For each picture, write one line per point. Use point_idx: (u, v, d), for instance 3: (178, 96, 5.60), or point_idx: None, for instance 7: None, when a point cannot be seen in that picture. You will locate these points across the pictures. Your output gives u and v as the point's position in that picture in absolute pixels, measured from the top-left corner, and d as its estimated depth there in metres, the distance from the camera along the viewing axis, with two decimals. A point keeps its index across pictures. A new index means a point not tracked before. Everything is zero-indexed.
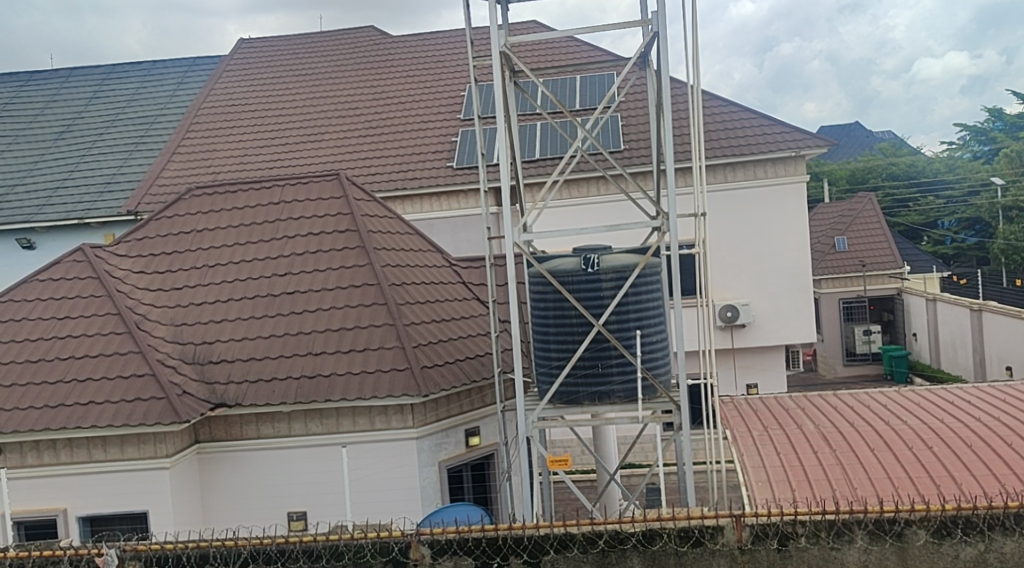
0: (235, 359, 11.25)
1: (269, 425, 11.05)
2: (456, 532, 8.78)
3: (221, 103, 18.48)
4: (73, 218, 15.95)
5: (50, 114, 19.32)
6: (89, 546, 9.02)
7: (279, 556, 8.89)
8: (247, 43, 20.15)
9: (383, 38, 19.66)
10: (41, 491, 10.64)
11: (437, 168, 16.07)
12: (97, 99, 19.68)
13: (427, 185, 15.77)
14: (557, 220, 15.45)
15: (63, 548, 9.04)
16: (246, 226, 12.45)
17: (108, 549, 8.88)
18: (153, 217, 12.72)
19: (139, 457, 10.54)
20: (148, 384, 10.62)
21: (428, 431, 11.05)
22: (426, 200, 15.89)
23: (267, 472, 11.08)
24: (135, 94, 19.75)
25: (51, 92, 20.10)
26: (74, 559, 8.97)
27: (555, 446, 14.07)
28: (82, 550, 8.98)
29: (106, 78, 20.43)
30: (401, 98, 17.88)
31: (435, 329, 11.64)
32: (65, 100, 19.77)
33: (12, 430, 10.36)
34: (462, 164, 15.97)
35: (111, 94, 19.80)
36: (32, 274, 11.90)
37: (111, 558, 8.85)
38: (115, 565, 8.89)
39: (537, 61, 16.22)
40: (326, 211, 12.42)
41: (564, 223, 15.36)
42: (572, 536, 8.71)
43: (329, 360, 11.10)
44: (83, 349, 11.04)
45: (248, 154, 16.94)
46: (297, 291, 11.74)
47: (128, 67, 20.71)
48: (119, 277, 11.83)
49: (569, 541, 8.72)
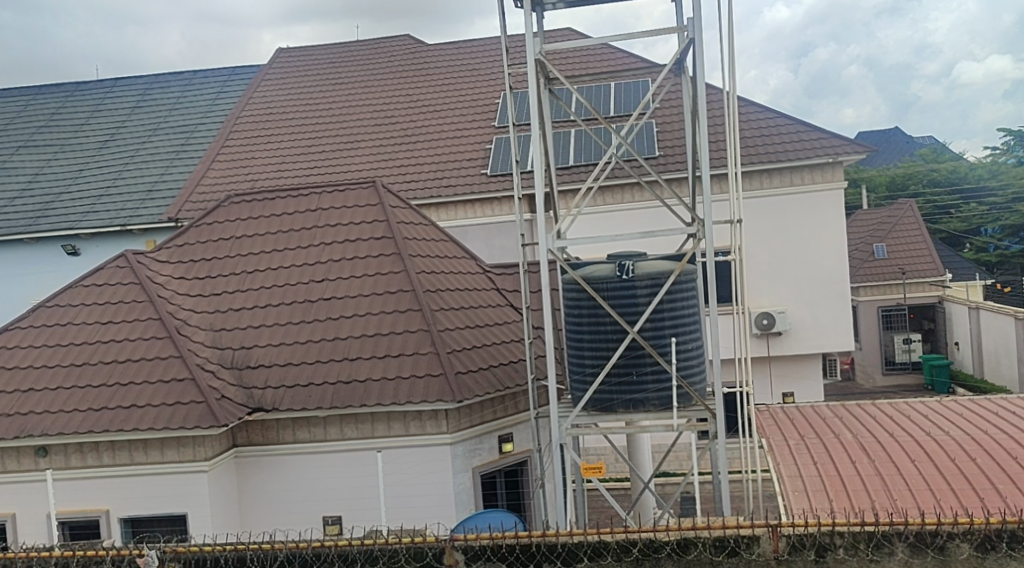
0: (274, 364, 11.42)
1: (306, 429, 11.27)
2: (489, 539, 8.85)
3: (262, 113, 18.70)
4: (115, 225, 16.27)
5: (95, 123, 19.75)
6: (131, 547, 9.28)
7: (315, 559, 9.05)
8: (289, 53, 20.42)
9: (420, 46, 19.82)
10: (86, 493, 11.01)
11: (472, 175, 16.12)
12: (139, 109, 20.10)
13: (461, 193, 15.82)
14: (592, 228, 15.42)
15: (106, 548, 9.33)
16: (285, 233, 12.55)
17: (150, 550, 9.16)
18: (195, 223, 12.89)
19: (180, 460, 10.85)
20: (188, 388, 10.87)
21: (462, 437, 11.22)
22: (460, 207, 15.95)
23: (303, 478, 11.33)
24: (178, 102, 20.16)
25: (96, 102, 20.56)
26: (116, 559, 9.25)
27: (589, 454, 14.02)
28: (124, 551, 9.24)
29: (148, 87, 20.88)
30: (439, 108, 17.95)
31: (469, 336, 11.63)
32: (110, 110, 20.16)
33: (57, 433, 10.69)
34: (496, 171, 16.04)
35: (154, 103, 20.24)
36: (77, 279, 12.12)
37: (151, 559, 9.13)
38: (156, 565, 9.16)
39: (570, 69, 16.26)
40: (363, 218, 12.49)
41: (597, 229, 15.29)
42: (606, 545, 8.71)
43: (364, 365, 11.21)
44: (125, 354, 11.29)
45: (291, 162, 17.16)
46: (334, 297, 11.83)
47: (171, 77, 21.14)
48: (161, 283, 12.01)
49: (602, 548, 8.73)
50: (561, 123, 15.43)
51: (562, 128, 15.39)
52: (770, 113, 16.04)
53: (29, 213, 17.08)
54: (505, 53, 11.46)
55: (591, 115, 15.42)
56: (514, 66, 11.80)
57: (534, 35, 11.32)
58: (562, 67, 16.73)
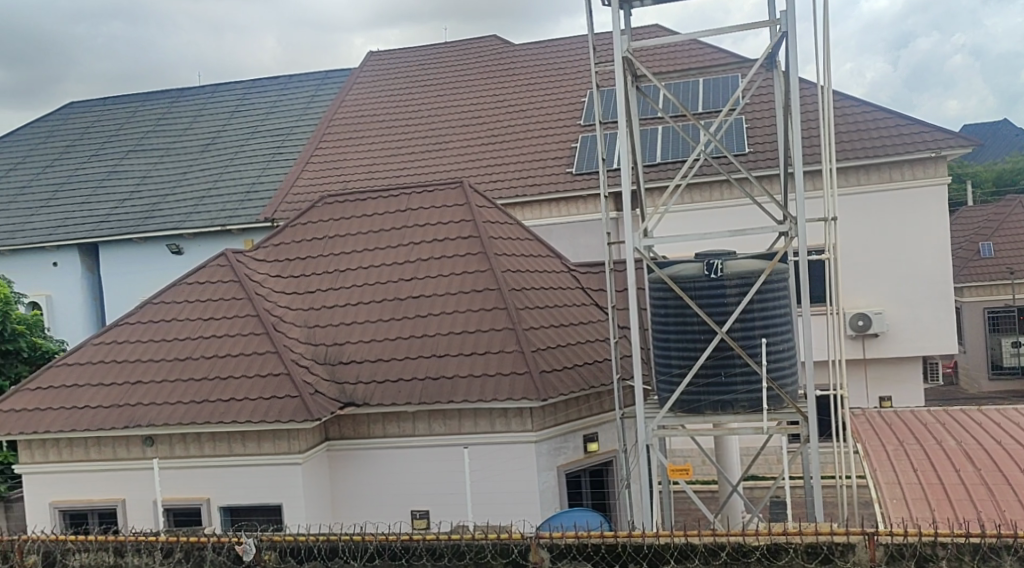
0: (364, 360, 11.67)
1: (395, 424, 11.51)
2: (574, 537, 8.86)
3: (354, 116, 19.06)
4: (216, 225, 16.91)
5: (196, 128, 20.62)
6: (230, 534, 9.67)
7: (404, 553, 9.36)
8: (386, 56, 20.82)
9: (507, 45, 19.92)
10: (188, 481, 11.51)
11: (557, 174, 16.11)
12: (238, 113, 20.88)
13: (546, 193, 15.82)
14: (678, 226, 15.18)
15: (207, 535, 9.70)
16: (375, 233, 12.84)
17: (247, 538, 9.52)
18: (290, 224, 13.32)
19: (275, 452, 11.24)
20: (283, 382, 11.22)
21: (547, 435, 11.25)
22: (544, 206, 15.96)
23: (392, 472, 11.55)
24: (274, 106, 20.84)
25: (198, 108, 21.46)
26: (217, 546, 9.63)
27: (675, 455, 13.82)
28: (224, 538, 9.62)
29: (247, 92, 21.69)
30: (525, 108, 17.97)
31: (555, 335, 11.65)
32: (216, 116, 20.94)
33: (162, 423, 11.16)
34: (581, 170, 16.01)
35: (252, 108, 20.97)
36: (181, 277, 12.68)
37: (249, 547, 9.50)
38: (253, 553, 9.52)
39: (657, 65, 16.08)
40: (451, 218, 12.68)
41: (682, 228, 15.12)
42: (693, 547, 8.66)
43: (451, 362, 11.34)
44: (225, 349, 11.75)
45: (392, 162, 17.47)
46: (422, 295, 12.02)
47: (267, 82, 21.87)
48: (258, 281, 12.46)
49: (690, 551, 8.70)
50: (649, 120, 15.28)
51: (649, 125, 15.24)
52: (868, 107, 15.52)
53: (136, 215, 17.85)
54: (592, 51, 11.36)
55: (679, 112, 15.10)
56: (601, 64, 11.71)
57: (621, 32, 11.20)
58: (651, 64, 16.60)
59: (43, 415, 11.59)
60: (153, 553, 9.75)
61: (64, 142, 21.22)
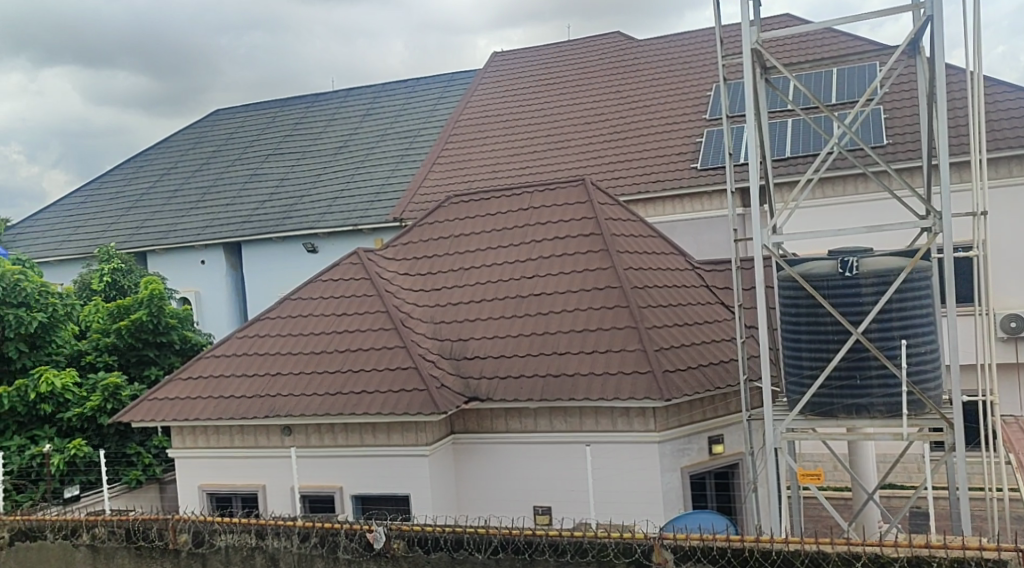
0: (488, 357, 11.76)
1: (517, 420, 11.55)
2: (700, 539, 8.93)
3: (483, 114, 19.50)
4: (348, 224, 18.21)
5: (330, 134, 22.86)
6: (362, 523, 10.06)
7: (526, 547, 9.47)
8: (518, 53, 21.18)
9: (629, 43, 19.90)
10: (321, 470, 11.84)
11: (680, 170, 15.73)
12: (368, 119, 22.91)
13: (670, 188, 15.43)
14: (808, 223, 14.71)
15: (341, 521, 10.13)
16: (498, 232, 13.01)
17: (378, 526, 9.93)
18: (417, 224, 13.68)
19: (404, 444, 11.44)
20: (411, 376, 11.38)
21: (671, 435, 11.03)
22: (668, 202, 15.56)
23: (515, 468, 11.62)
24: (398, 113, 22.61)
25: (327, 118, 23.72)
26: (349, 532, 10.04)
27: (806, 461, 13.27)
28: (356, 526, 10.03)
29: (374, 99, 23.69)
30: (649, 102, 17.83)
31: (678, 334, 11.44)
32: (375, 121, 22.63)
33: (299, 413, 11.48)
34: (706, 165, 15.53)
35: (379, 114, 22.89)
36: (316, 274, 13.19)
37: (379, 534, 9.88)
38: (383, 541, 9.90)
39: (786, 57, 15.68)
40: (572, 216, 12.70)
41: (814, 225, 14.61)
42: (826, 556, 8.51)
43: (572, 360, 11.28)
44: (356, 343, 12.05)
45: (527, 155, 17.59)
46: (543, 293, 12.05)
47: (396, 88, 23.85)
48: (388, 279, 12.83)
49: (822, 560, 8.52)
50: (779, 113, 14.91)
51: (779, 118, 14.89)
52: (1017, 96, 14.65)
53: (273, 217, 19.65)
54: (717, 43, 10.91)
55: (810, 104, 14.78)
56: (728, 57, 11.29)
57: (749, 21, 10.72)
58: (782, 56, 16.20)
59: (193, 403, 12.16)
60: (291, 536, 10.23)
61: (240, 152, 23.64)
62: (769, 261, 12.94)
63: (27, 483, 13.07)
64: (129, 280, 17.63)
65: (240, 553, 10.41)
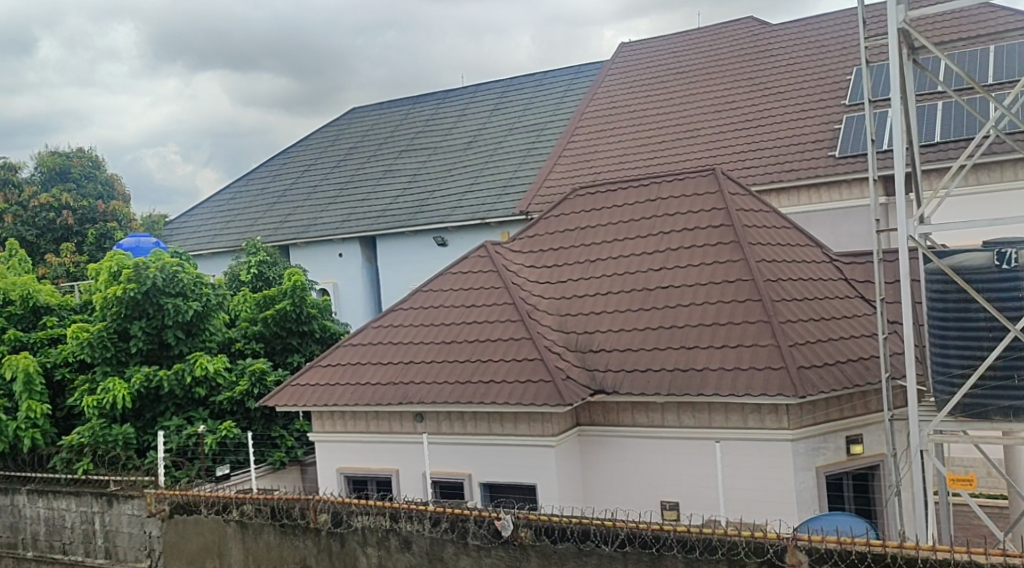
0: (614, 349, 11.58)
1: (644, 414, 11.34)
2: (837, 542, 8.56)
3: (609, 105, 19.33)
4: (476, 219, 18.26)
5: (461, 127, 23.07)
6: (490, 510, 10.08)
7: (654, 542, 9.31)
8: (650, 42, 20.85)
9: (764, 28, 19.32)
10: (450, 457, 11.87)
11: (819, 158, 15.14)
12: (497, 112, 23.00)
13: (806, 177, 14.88)
14: (958, 212, 13.97)
15: (471, 508, 10.19)
16: (625, 223, 12.83)
17: (505, 514, 9.92)
18: (543, 217, 13.67)
19: (531, 434, 11.36)
20: (537, 367, 11.32)
21: (806, 434, 10.65)
22: (806, 192, 15.03)
23: (642, 461, 11.38)
24: (527, 105, 22.62)
25: (457, 113, 23.96)
26: (479, 519, 10.07)
27: (955, 466, 12.57)
28: (485, 512, 10.05)
29: (504, 92, 23.83)
30: (782, 88, 17.25)
31: (814, 330, 11.02)
32: (504, 114, 22.71)
33: (432, 401, 11.51)
34: (846, 151, 14.89)
35: (508, 107, 23.00)
36: (446, 268, 13.34)
37: (507, 522, 9.88)
38: (511, 529, 9.90)
39: (936, 37, 14.89)
40: (701, 207, 12.42)
41: (965, 213, 13.87)
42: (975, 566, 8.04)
43: (701, 354, 10.99)
44: (484, 334, 12.08)
45: (657, 145, 17.29)
46: (671, 286, 11.81)
47: (523, 80, 23.89)
48: (514, 271, 12.87)
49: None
50: (927, 96, 14.20)
51: (928, 101, 14.20)
52: None
53: (407, 211, 19.97)
54: (862, 23, 10.37)
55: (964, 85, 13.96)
56: (873, 38, 10.76)
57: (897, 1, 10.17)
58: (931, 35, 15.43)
59: (331, 390, 12.39)
60: (423, 520, 10.36)
61: (375, 148, 24.18)
62: (913, 254, 12.34)
63: (183, 461, 13.49)
64: (275, 272, 18.13)
65: (376, 534, 10.65)
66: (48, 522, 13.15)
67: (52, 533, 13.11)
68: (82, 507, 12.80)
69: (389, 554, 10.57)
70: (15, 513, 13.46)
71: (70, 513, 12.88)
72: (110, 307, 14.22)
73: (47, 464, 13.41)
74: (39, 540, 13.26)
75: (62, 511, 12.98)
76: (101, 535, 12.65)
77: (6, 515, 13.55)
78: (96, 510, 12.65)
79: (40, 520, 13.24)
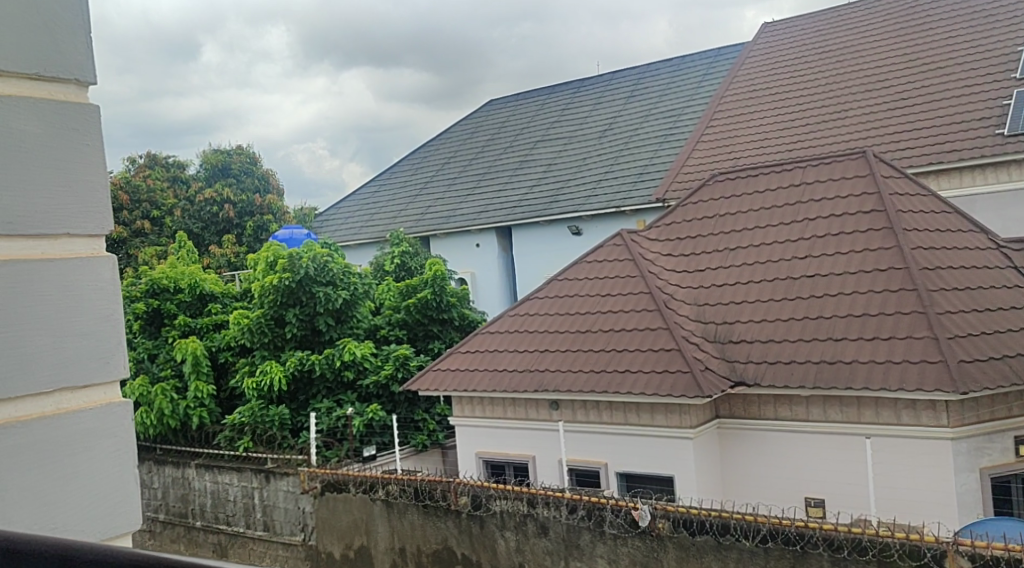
0: (756, 341, 11.14)
1: (788, 407, 10.88)
2: (1003, 548, 7.71)
3: (749, 88, 18.71)
4: (611, 207, 17.95)
5: (597, 116, 22.79)
6: (628, 500, 9.83)
7: (798, 539, 8.83)
8: (795, 21, 20.09)
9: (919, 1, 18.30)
10: (588, 444, 11.51)
11: (982, 137, 14.19)
12: (633, 98, 22.64)
13: (967, 158, 13.98)
14: None
15: (608, 497, 9.97)
16: (768, 210, 12.40)
17: (643, 504, 9.64)
18: (682, 204, 13.42)
19: (669, 425, 10.87)
20: (675, 357, 10.92)
21: (968, 433, 9.85)
22: (967, 174, 14.17)
23: (786, 456, 10.86)
24: (664, 91, 22.13)
25: (593, 101, 23.71)
26: (615, 508, 9.86)
27: None
28: (622, 502, 9.81)
29: (640, 78, 23.41)
30: (937, 65, 16.34)
31: (978, 321, 10.29)
32: (640, 101, 22.29)
33: (565, 390, 11.24)
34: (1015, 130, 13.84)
35: (644, 93, 22.60)
36: (581, 257, 13.24)
37: (644, 512, 9.60)
38: (648, 520, 9.61)
39: None
40: (850, 191, 11.89)
41: None
42: None
43: (850, 346, 10.37)
44: (620, 324, 11.83)
45: (802, 128, 16.62)
46: (817, 275, 11.28)
47: (661, 65, 23.38)
48: (650, 259, 12.66)
49: None
50: None
51: None
52: None
53: (542, 201, 19.82)
54: None
55: None
56: None
57: None
58: None
59: (470, 376, 12.39)
60: (560, 507, 10.22)
61: (511, 139, 24.16)
62: None
63: (334, 442, 13.73)
64: (417, 262, 18.25)
65: (514, 518, 10.57)
66: (214, 495, 13.91)
67: (218, 505, 13.85)
68: (243, 483, 13.46)
69: (526, 539, 10.51)
70: (186, 485, 14.33)
71: (233, 487, 13.57)
72: (268, 295, 14.62)
73: (213, 440, 14.28)
74: (207, 511, 14.05)
75: (226, 486, 13.69)
76: (260, 509, 13.28)
77: (178, 487, 14.46)
78: (255, 486, 13.28)
79: (207, 493, 14.01)
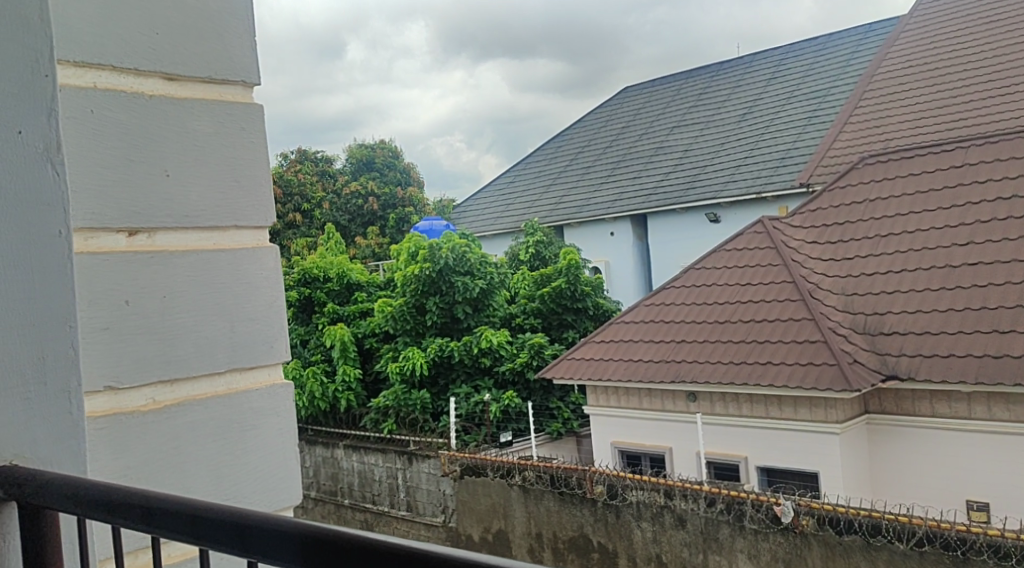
0: (911, 333, 10.56)
1: (946, 404, 10.05)
2: None
3: (899, 67, 17.87)
4: (752, 193, 17.46)
5: (737, 98, 22.21)
6: (770, 495, 9.53)
7: (959, 544, 8.24)
8: None
9: None
10: (730, 438, 11.13)
11: None
12: (774, 80, 21.95)
13: None
14: None
15: (748, 491, 9.70)
16: (923, 193, 11.83)
17: (785, 500, 9.31)
18: (829, 189, 12.99)
19: (813, 420, 10.38)
20: (821, 350, 10.46)
21: None
22: None
23: (946, 455, 10.06)
24: (808, 70, 21.33)
25: (734, 82, 23.10)
26: (756, 503, 9.56)
27: None
28: (763, 497, 9.53)
29: (783, 58, 22.61)
30: None
31: None
32: (782, 83, 21.57)
33: (708, 383, 10.90)
34: None
35: (787, 73, 21.85)
36: (720, 245, 12.97)
37: (787, 508, 9.26)
38: (792, 516, 9.26)
39: None
40: (1016, 171, 11.20)
41: None
42: None
43: (1018, 340, 9.62)
44: (761, 315, 11.46)
45: (962, 107, 15.70)
46: (981, 263, 10.60)
47: (806, 44, 22.55)
48: (794, 247, 12.29)
49: None
50: None
51: None
52: None
53: (680, 188, 19.44)
54: None
55: None
56: None
57: None
58: None
59: (604, 365, 12.23)
60: (698, 499, 9.98)
61: (648, 125, 23.81)
62: None
63: (471, 426, 13.86)
64: (551, 251, 18.17)
65: (650, 509, 10.38)
66: (361, 475, 14.18)
67: (365, 485, 14.12)
68: (388, 464, 13.64)
69: (664, 530, 10.27)
70: (335, 465, 14.69)
71: (379, 467, 13.77)
72: (410, 284, 14.93)
73: (359, 422, 14.58)
74: (354, 490, 14.35)
75: (373, 466, 13.91)
76: (404, 489, 13.42)
77: (328, 466, 14.84)
78: (399, 467, 13.43)
79: (355, 473, 14.32)
